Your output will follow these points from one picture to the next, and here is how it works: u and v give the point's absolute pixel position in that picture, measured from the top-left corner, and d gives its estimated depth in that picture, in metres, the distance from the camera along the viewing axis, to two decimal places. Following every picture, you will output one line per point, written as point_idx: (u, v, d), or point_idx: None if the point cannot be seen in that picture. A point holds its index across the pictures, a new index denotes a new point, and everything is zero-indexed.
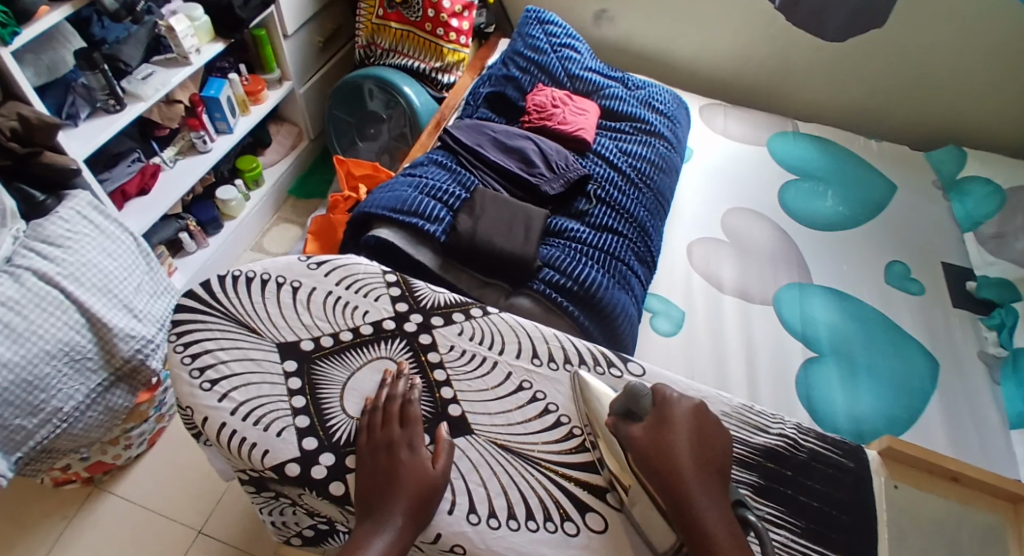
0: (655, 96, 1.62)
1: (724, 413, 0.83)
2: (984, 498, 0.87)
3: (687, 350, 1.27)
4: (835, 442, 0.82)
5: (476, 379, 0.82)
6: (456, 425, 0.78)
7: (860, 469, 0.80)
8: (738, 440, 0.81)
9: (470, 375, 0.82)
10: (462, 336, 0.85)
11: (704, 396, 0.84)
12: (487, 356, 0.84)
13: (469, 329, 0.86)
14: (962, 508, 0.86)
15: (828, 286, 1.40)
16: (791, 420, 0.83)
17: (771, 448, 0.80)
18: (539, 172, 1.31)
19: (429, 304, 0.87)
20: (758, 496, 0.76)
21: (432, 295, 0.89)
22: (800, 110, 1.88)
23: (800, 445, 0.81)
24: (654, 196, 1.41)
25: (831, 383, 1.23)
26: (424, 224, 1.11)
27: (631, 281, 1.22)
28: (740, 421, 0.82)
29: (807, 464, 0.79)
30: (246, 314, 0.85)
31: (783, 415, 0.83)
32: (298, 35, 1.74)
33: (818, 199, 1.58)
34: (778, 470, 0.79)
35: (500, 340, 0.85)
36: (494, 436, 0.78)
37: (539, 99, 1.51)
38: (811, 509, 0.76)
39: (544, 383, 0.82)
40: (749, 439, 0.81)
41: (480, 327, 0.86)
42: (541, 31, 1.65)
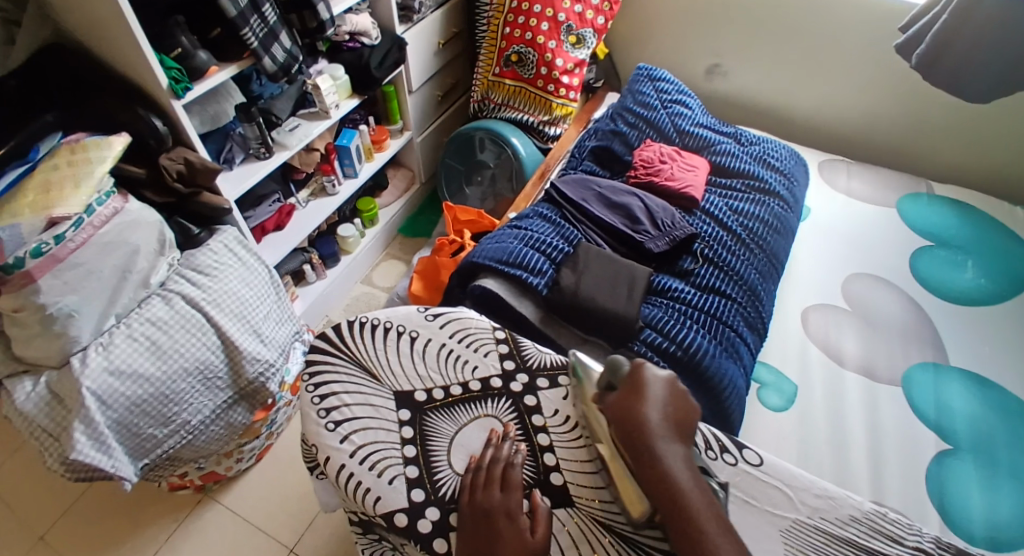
0: (771, 152, 1.57)
1: (853, 517, 0.77)
2: None
3: (798, 426, 1.20)
4: None
5: (582, 448, 0.80)
6: (558, 495, 0.77)
7: None
8: (870, 552, 0.74)
9: (575, 444, 0.81)
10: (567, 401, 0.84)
11: (831, 493, 0.79)
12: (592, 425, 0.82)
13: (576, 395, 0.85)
14: None
15: (965, 368, 1.28)
16: (930, 534, 0.76)
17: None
18: (644, 229, 1.29)
19: (536, 364, 0.87)
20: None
21: (540, 355, 0.89)
22: (932, 170, 1.75)
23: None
24: (767, 259, 1.35)
25: (968, 483, 1.11)
26: (527, 276, 1.12)
27: (740, 350, 1.17)
28: (872, 527, 0.76)
29: None
30: (367, 360, 0.89)
31: (920, 527, 0.76)
32: (420, 91, 1.85)
33: (954, 269, 1.45)
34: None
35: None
36: (594, 509, 0.77)
37: (647, 155, 1.50)
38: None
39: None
40: (881, 551, 0.74)
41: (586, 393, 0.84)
42: (652, 88, 1.65)
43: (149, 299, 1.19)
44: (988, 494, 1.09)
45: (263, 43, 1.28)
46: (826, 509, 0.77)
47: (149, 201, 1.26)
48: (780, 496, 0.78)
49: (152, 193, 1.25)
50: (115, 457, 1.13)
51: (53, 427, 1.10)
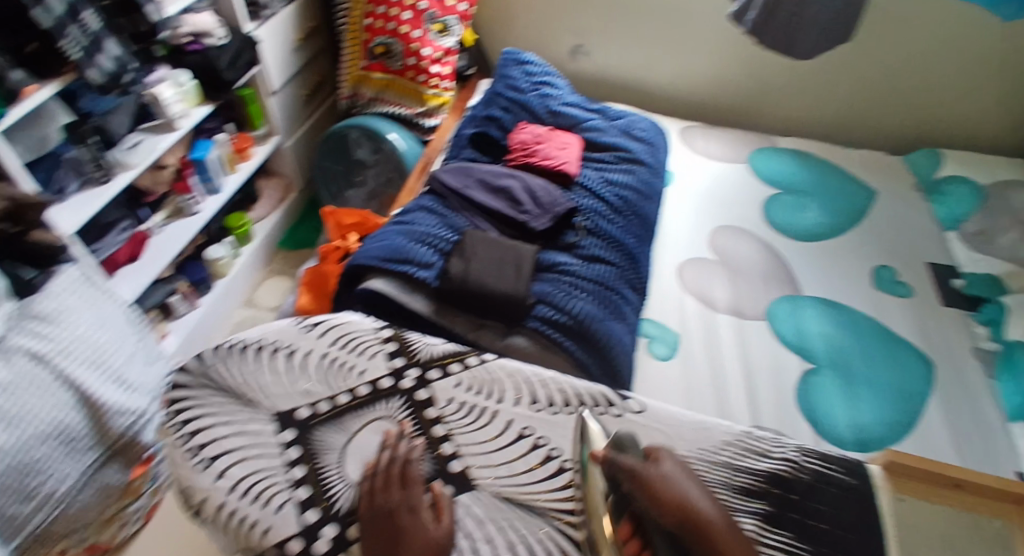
0: (635, 124, 1.65)
1: (725, 442, 0.84)
2: (997, 505, 0.85)
3: (686, 374, 1.28)
4: (837, 461, 0.83)
5: (479, 430, 0.83)
6: (459, 482, 0.78)
7: (863, 485, 0.80)
8: (743, 470, 0.81)
9: (471, 428, 0.83)
10: (460, 388, 0.86)
11: (704, 424, 0.86)
12: (486, 407, 0.85)
13: (467, 380, 0.87)
14: (972, 517, 0.83)
15: (819, 296, 1.42)
16: (792, 444, 0.84)
17: (775, 473, 0.81)
18: (527, 209, 1.30)
19: (425, 358, 0.89)
20: (767, 525, 0.76)
21: (427, 347, 0.91)
22: (777, 127, 1.92)
23: (803, 466, 0.82)
24: (641, 224, 1.42)
25: (830, 396, 1.23)
26: (416, 271, 1.12)
27: (624, 310, 1.23)
28: (743, 448, 0.83)
29: (812, 486, 0.80)
30: (244, 383, 0.87)
31: (783, 440, 0.84)
32: (284, 91, 1.78)
33: (799, 211, 1.61)
34: (784, 496, 0.79)
35: (498, 389, 0.87)
36: (497, 488, 0.78)
37: (522, 137, 1.51)
38: (816, 531, 0.76)
39: (546, 430, 0.83)
40: (753, 467, 0.81)
41: (477, 377, 0.88)
42: (520, 72, 1.68)
43: None
44: (849, 404, 1.22)
45: (88, 52, 1.17)
46: (702, 440, 0.84)
47: None
48: (659, 433, 0.83)
49: None
50: None
51: None
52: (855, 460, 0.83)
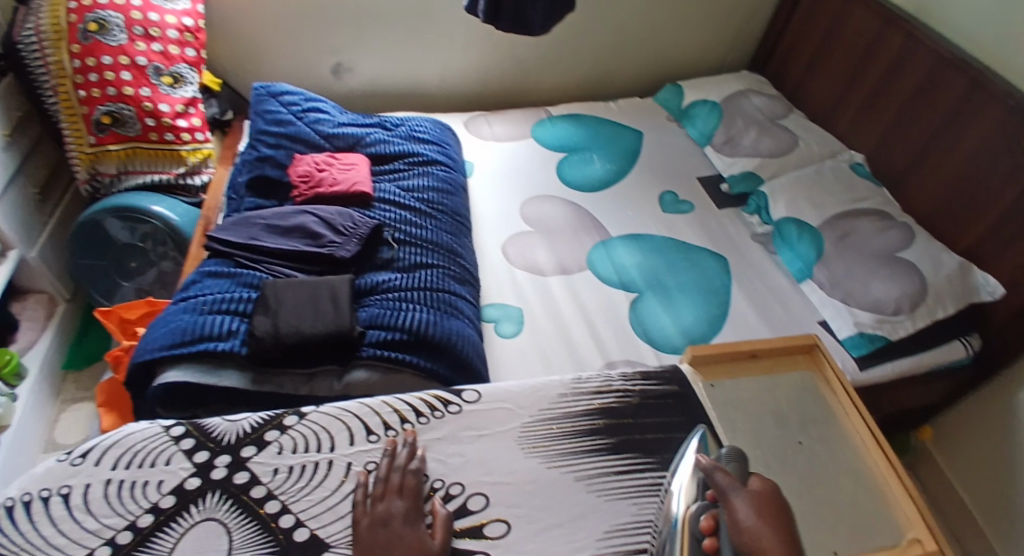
0: (417, 127, 1.59)
1: (562, 395, 0.91)
2: (772, 365, 1.04)
3: (535, 343, 1.30)
4: (655, 375, 0.96)
5: (315, 490, 0.77)
6: (311, 547, 0.72)
7: (684, 388, 0.95)
8: (582, 413, 0.89)
9: (306, 490, 0.77)
10: (283, 453, 0.80)
11: (535, 383, 0.92)
12: (319, 460, 0.80)
13: (289, 442, 0.81)
14: (766, 379, 1.02)
15: (625, 233, 1.53)
16: (616, 373, 0.95)
17: (610, 406, 0.90)
18: (330, 239, 1.21)
19: (232, 440, 0.80)
20: (615, 454, 0.85)
21: (229, 428, 0.82)
22: (546, 97, 2.03)
23: (630, 390, 0.93)
24: (452, 218, 1.40)
25: (659, 315, 1.35)
26: (217, 343, 0.99)
27: (459, 305, 1.21)
28: (576, 393, 0.91)
29: (642, 404, 0.91)
30: (17, 548, 0.71)
31: (608, 372, 0.94)
32: (5, 198, 1.51)
33: (586, 165, 1.72)
34: (622, 423, 0.88)
35: (325, 439, 0.82)
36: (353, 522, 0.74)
37: (303, 169, 1.40)
38: (654, 442, 0.88)
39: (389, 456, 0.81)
40: (589, 407, 0.90)
41: (299, 435, 0.82)
42: (278, 104, 1.53)
43: None
44: (673, 314, 1.35)
45: None
46: (541, 400, 0.90)
47: None
48: (504, 410, 0.88)
49: None
50: None
51: None
52: (665, 369, 0.98)
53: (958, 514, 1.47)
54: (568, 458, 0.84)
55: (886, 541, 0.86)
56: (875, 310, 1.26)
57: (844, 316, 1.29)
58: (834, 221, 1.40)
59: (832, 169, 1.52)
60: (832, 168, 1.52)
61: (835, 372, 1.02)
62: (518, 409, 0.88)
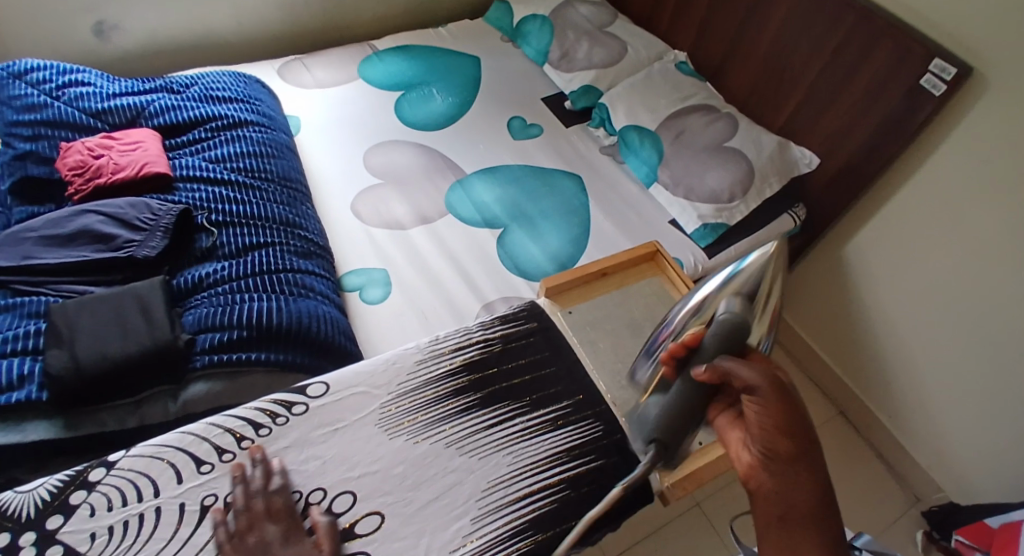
0: (212, 84, 1.39)
1: (419, 362, 0.86)
2: (623, 278, 1.05)
3: (409, 300, 1.22)
4: (511, 317, 0.93)
5: (148, 544, 0.68)
6: None
7: (543, 325, 0.93)
8: (444, 376, 0.85)
9: (137, 547, 0.68)
10: (100, 512, 0.69)
11: (385, 356, 0.86)
12: (145, 508, 0.70)
13: (106, 498, 0.70)
14: (621, 293, 1.02)
15: (479, 169, 1.46)
16: (472, 324, 0.91)
17: (473, 360, 0.87)
18: (126, 240, 1.04)
19: (29, 515, 0.68)
20: (484, 409, 0.83)
21: (24, 500, 0.68)
22: (370, 30, 1.87)
23: (491, 339, 0.90)
24: (282, 186, 1.25)
25: (527, 247, 1.31)
26: (4, 396, 0.83)
27: (307, 282, 1.09)
28: (433, 355, 0.87)
29: (504, 352, 0.89)
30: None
31: (465, 327, 0.90)
32: None
33: (427, 101, 1.61)
34: (487, 375, 0.86)
35: (150, 482, 0.71)
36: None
37: (70, 158, 1.17)
38: (520, 387, 0.86)
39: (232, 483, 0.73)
40: (450, 368, 0.86)
41: (115, 486, 0.71)
42: (24, 84, 1.27)
43: None
44: (538, 243, 1.32)
45: None
46: (394, 374, 0.84)
47: None
48: (360, 393, 0.82)
49: None
50: None
51: None
52: (522, 307, 0.95)
53: (814, 367, 1.63)
54: (432, 426, 0.81)
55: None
56: (713, 200, 1.30)
57: (688, 211, 1.33)
58: (668, 122, 1.40)
59: (662, 70, 1.51)
60: (660, 69, 1.51)
61: (675, 271, 1.04)
62: (371, 389, 0.82)
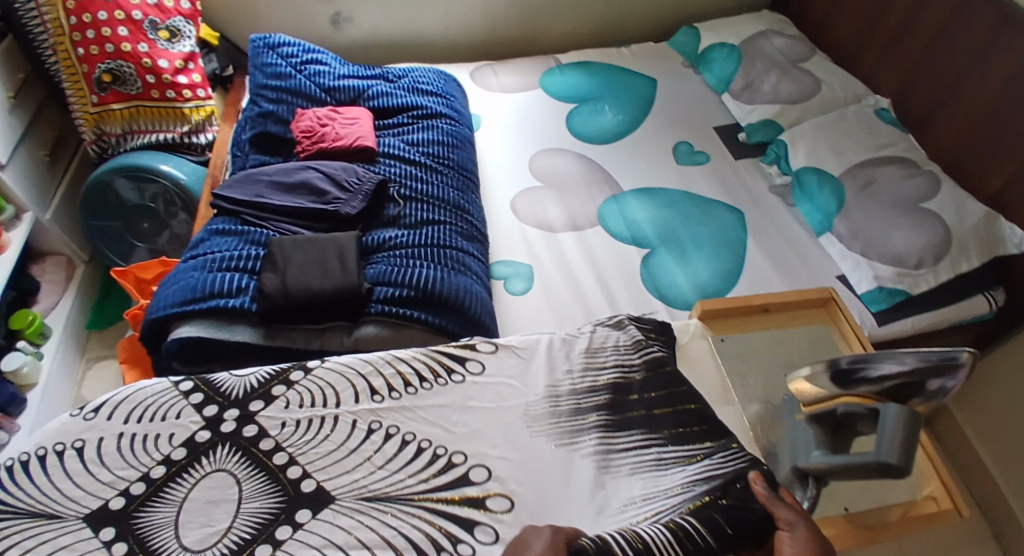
0: (420, 78, 1.55)
1: (566, 370, 0.90)
2: (785, 318, 1.05)
3: (548, 298, 1.27)
4: (649, 330, 0.97)
5: (321, 443, 0.78)
6: (314, 499, 0.73)
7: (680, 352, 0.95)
8: (587, 390, 0.88)
9: (314, 442, 0.78)
10: (290, 408, 0.81)
11: (540, 353, 0.91)
12: (326, 414, 0.81)
13: (296, 397, 0.82)
14: (780, 332, 1.03)
15: (638, 187, 1.49)
16: (625, 348, 0.93)
17: (615, 381, 0.89)
18: (335, 196, 1.20)
19: (241, 394, 0.81)
20: (618, 430, 0.84)
21: (237, 382, 0.83)
22: (556, 44, 1.98)
23: (631, 364, 0.91)
24: (459, 174, 1.37)
25: (670, 268, 1.31)
26: (226, 301, 1.00)
27: (467, 262, 1.19)
28: (579, 368, 0.90)
29: (644, 379, 0.90)
30: (33, 501, 0.72)
31: (605, 348, 0.93)
32: (15, 159, 1.49)
33: (599, 116, 1.67)
34: (627, 399, 0.87)
35: (332, 395, 0.83)
36: (383, 486, 0.75)
37: (304, 124, 1.37)
38: (664, 417, 0.86)
39: (394, 417, 0.82)
40: (594, 384, 0.89)
41: (307, 390, 0.83)
42: (276, 56, 1.50)
43: None
44: (686, 267, 1.31)
45: None
46: (543, 376, 0.89)
47: None
48: (506, 385, 0.87)
49: None
50: None
51: None
52: (664, 336, 0.96)
53: (972, 465, 1.48)
54: (569, 435, 0.83)
55: (901, 497, 0.88)
56: (897, 263, 1.23)
57: (863, 269, 1.26)
58: (855, 170, 1.35)
59: (857, 114, 1.46)
60: (855, 114, 1.46)
61: (849, 322, 1.01)
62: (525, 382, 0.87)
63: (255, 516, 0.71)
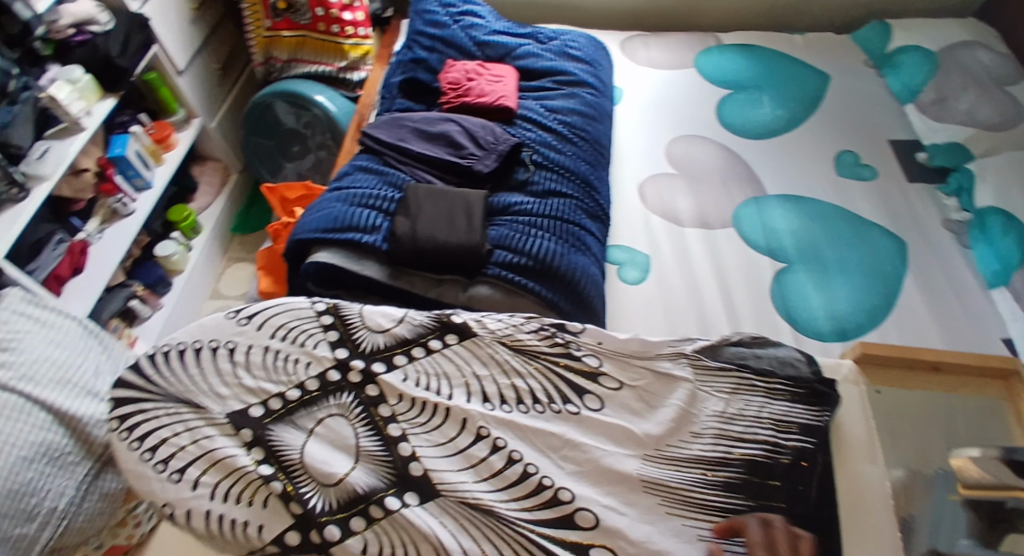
0: (570, 43, 1.52)
1: (694, 434, 0.82)
2: (958, 383, 0.95)
3: (661, 292, 1.23)
4: (803, 382, 0.85)
5: (432, 431, 0.79)
6: (422, 487, 0.75)
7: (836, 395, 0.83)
8: (721, 464, 0.79)
9: (426, 428, 0.80)
10: (408, 383, 0.83)
11: (668, 405, 0.84)
12: (440, 403, 0.81)
13: (414, 374, 0.84)
14: (947, 395, 0.94)
15: (784, 193, 1.39)
16: (769, 414, 0.83)
17: (752, 458, 0.79)
18: (470, 152, 1.22)
19: (370, 349, 0.86)
20: (750, 520, 0.75)
21: (374, 338, 0.87)
22: (718, 21, 1.85)
23: (783, 445, 0.80)
24: (593, 148, 1.34)
25: (805, 287, 1.22)
26: (361, 236, 1.05)
27: (587, 242, 1.16)
28: (713, 432, 0.82)
29: (794, 467, 0.79)
30: (180, 389, 0.82)
31: (759, 425, 0.82)
32: (191, 69, 1.61)
33: (754, 106, 1.56)
34: (767, 483, 0.77)
35: (448, 385, 0.84)
36: (483, 501, 0.74)
37: (452, 75, 1.40)
38: (805, 514, 0.76)
39: (504, 429, 0.80)
40: (729, 459, 0.79)
41: (423, 369, 0.85)
42: (437, 4, 1.54)
43: None
44: (824, 291, 1.21)
45: None
46: (667, 435, 0.81)
47: None
48: (622, 428, 0.82)
49: None
50: None
51: None
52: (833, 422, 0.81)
53: None
54: (691, 508, 0.76)
55: None
56: None
57: None
58: None
59: None
60: None
61: None
62: (647, 432, 0.81)
63: (368, 476, 0.76)
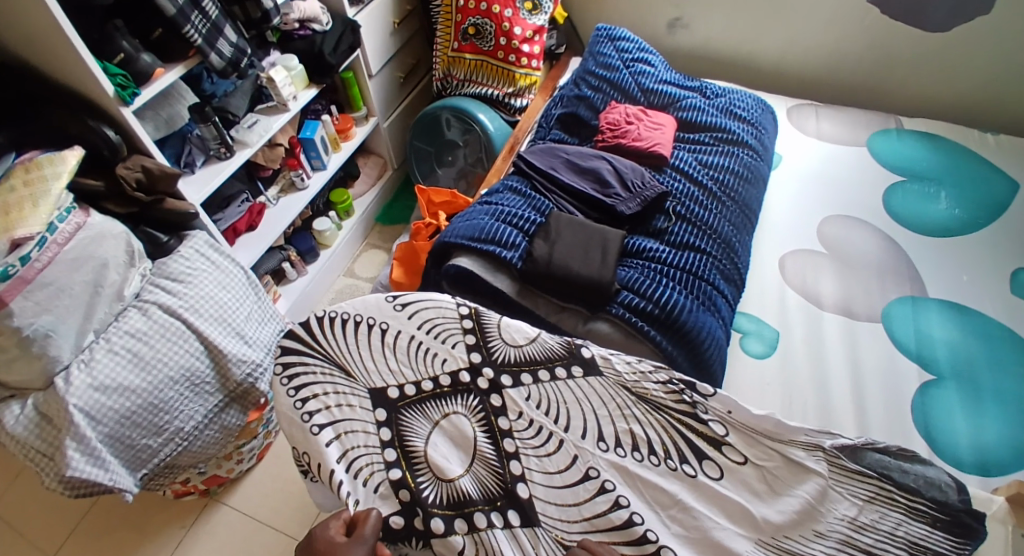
0: (737, 102, 1.51)
1: (819, 533, 0.80)
2: None
3: (784, 373, 1.18)
4: (950, 510, 0.81)
5: (544, 457, 0.85)
6: (525, 512, 0.82)
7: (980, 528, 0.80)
8: None
9: (539, 452, 0.85)
10: (529, 403, 0.89)
11: (794, 496, 0.82)
12: (554, 432, 0.87)
13: (536, 395, 0.89)
14: None
15: (944, 299, 1.28)
16: (904, 536, 0.80)
17: None
18: (615, 192, 1.25)
19: (502, 360, 0.92)
20: None
21: (509, 351, 0.92)
22: (905, 105, 1.71)
23: None
24: (740, 210, 1.31)
25: (951, 409, 1.11)
26: (500, 251, 1.11)
27: (717, 303, 1.15)
28: (837, 538, 0.80)
29: None
30: (330, 354, 0.93)
31: (890, 542, 0.79)
32: (381, 74, 1.77)
33: (929, 202, 1.45)
34: None
35: (566, 414, 0.88)
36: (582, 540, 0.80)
37: (613, 117, 1.43)
38: None
39: (613, 472, 0.84)
40: None
41: (547, 394, 0.89)
42: (613, 48, 1.58)
43: (125, 312, 1.11)
44: (973, 418, 1.10)
45: (208, 39, 1.19)
46: (789, 527, 0.81)
47: (111, 214, 1.16)
48: (738, 506, 0.82)
49: (114, 204, 1.15)
50: (109, 471, 1.06)
51: (46, 447, 1.03)
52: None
53: None
54: None
55: None
56: None
57: None
58: None
59: None
60: None
61: None
62: (766, 518, 0.81)
63: (482, 479, 0.84)
